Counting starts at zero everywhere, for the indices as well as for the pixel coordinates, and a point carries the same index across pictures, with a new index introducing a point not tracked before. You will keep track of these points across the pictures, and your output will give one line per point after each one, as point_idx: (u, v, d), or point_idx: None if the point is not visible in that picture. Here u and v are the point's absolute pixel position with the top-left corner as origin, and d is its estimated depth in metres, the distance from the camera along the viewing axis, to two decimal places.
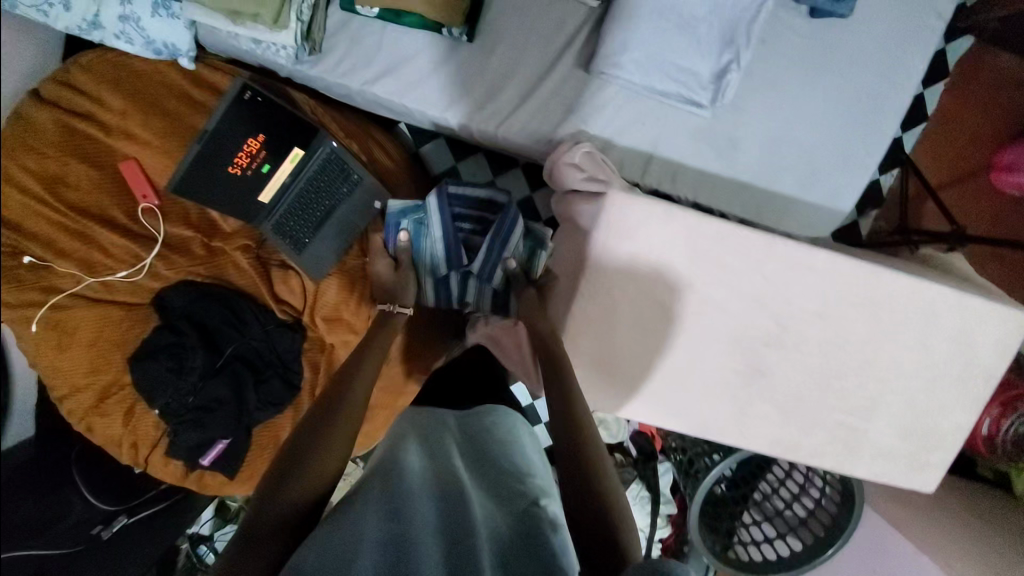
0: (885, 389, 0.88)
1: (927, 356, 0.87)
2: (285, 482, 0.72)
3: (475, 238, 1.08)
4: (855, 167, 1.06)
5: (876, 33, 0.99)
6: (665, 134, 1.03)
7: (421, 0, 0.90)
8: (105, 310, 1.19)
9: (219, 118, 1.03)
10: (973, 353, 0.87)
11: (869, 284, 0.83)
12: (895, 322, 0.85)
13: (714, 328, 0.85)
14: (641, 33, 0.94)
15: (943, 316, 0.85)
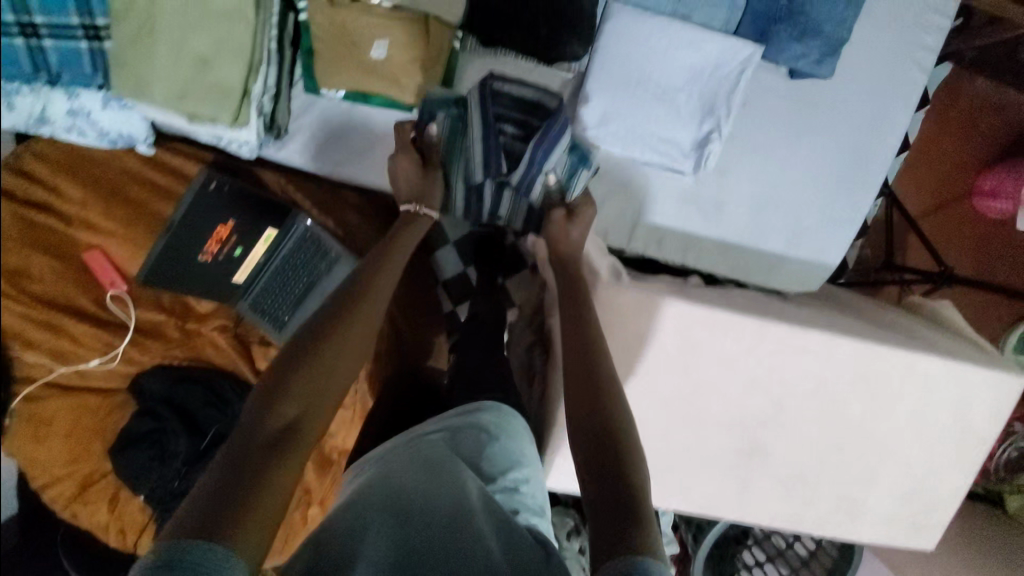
0: (884, 457, 0.87)
1: (923, 423, 0.86)
2: (280, 394, 0.64)
3: (517, 144, 0.90)
4: (841, 222, 1.05)
5: (856, 92, 0.98)
6: (650, 199, 1.01)
7: (390, 84, 0.90)
8: (81, 397, 1.15)
9: (185, 208, 0.97)
10: (968, 418, 0.87)
11: (864, 362, 0.82)
12: (890, 394, 0.84)
13: (712, 409, 0.84)
14: (619, 106, 0.93)
15: (937, 385, 0.85)
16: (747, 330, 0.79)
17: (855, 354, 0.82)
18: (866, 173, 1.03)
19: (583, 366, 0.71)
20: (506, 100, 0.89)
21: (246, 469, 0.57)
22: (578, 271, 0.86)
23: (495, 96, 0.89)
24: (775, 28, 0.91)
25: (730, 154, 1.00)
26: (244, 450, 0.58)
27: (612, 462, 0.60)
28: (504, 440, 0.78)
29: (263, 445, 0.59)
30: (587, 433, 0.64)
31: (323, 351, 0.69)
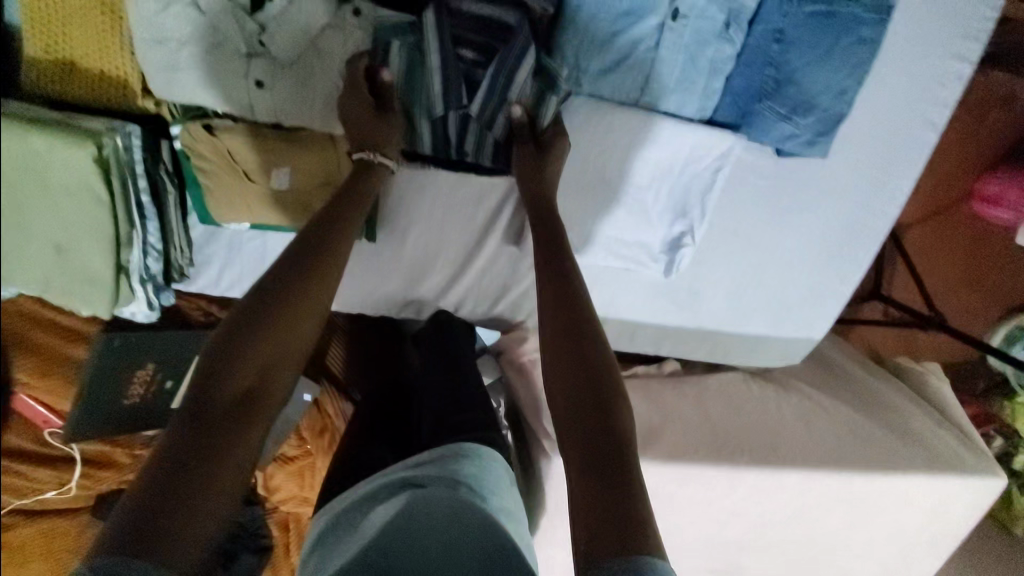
0: (860, 561, 0.87)
1: (901, 530, 0.85)
2: (229, 375, 0.48)
3: (481, 73, 0.68)
4: (828, 296, 0.96)
5: (853, 161, 0.85)
6: (618, 297, 0.91)
7: (298, 213, 0.75)
8: (49, 524, 1.10)
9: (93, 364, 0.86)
10: (946, 519, 0.85)
11: (840, 487, 0.80)
12: (868, 510, 0.82)
13: (686, 544, 0.81)
14: (578, 211, 0.79)
15: (915, 498, 0.82)
16: (717, 479, 0.76)
17: (830, 483, 0.79)
18: (857, 247, 0.92)
19: (558, 326, 0.55)
20: (468, 30, 0.65)
21: (179, 483, 0.41)
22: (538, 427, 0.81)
23: (453, 21, 0.65)
24: (761, 108, 0.75)
25: (708, 243, 0.88)
26: (179, 445, 0.43)
27: (599, 436, 0.47)
28: (490, 490, 0.60)
29: (197, 435, 0.43)
30: (564, 401, 0.50)
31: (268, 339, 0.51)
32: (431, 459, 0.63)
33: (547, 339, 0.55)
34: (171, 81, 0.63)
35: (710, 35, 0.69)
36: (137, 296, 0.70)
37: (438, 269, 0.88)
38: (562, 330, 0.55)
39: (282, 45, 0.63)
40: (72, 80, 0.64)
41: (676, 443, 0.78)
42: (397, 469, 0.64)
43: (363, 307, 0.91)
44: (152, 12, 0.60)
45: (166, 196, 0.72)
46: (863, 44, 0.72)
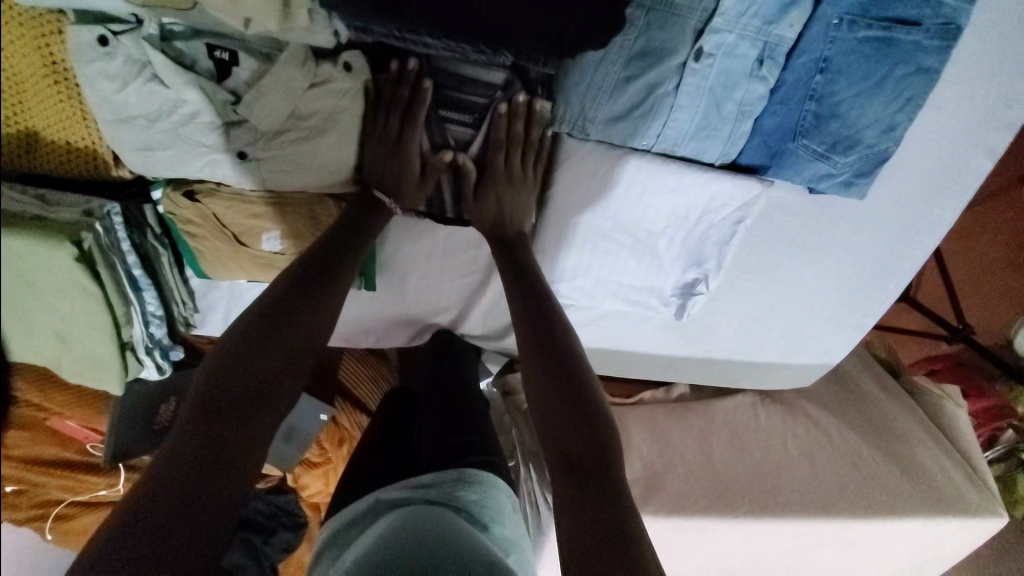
0: None
1: (890, 565, 0.87)
2: (240, 364, 0.51)
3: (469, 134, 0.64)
4: (850, 328, 0.92)
5: (895, 193, 0.76)
6: (626, 334, 0.88)
7: None
8: (105, 513, 1.23)
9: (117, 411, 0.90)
10: (940, 556, 0.87)
11: (836, 530, 0.82)
12: (862, 550, 0.84)
13: None
14: (583, 262, 0.75)
15: (909, 538, 0.84)
16: (718, 527, 0.79)
17: (832, 528, 0.82)
18: (887, 281, 0.86)
19: (543, 336, 0.57)
20: (453, 90, 0.61)
21: (195, 467, 0.43)
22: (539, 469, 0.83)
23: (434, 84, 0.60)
24: (796, 147, 0.65)
25: (725, 282, 0.83)
26: (191, 456, 0.44)
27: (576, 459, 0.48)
28: (492, 519, 0.62)
29: (217, 420, 0.46)
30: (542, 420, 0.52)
31: (270, 351, 0.53)
32: (438, 482, 0.64)
33: (534, 356, 0.56)
34: (149, 163, 0.57)
35: (741, 74, 0.59)
36: (147, 364, 0.71)
37: (441, 310, 0.87)
38: (555, 342, 0.57)
39: (261, 115, 0.57)
40: (39, 157, 0.59)
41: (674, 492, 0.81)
42: (397, 490, 0.65)
43: (368, 345, 0.91)
44: (109, 91, 0.53)
45: (160, 260, 0.69)
46: (922, 73, 0.61)
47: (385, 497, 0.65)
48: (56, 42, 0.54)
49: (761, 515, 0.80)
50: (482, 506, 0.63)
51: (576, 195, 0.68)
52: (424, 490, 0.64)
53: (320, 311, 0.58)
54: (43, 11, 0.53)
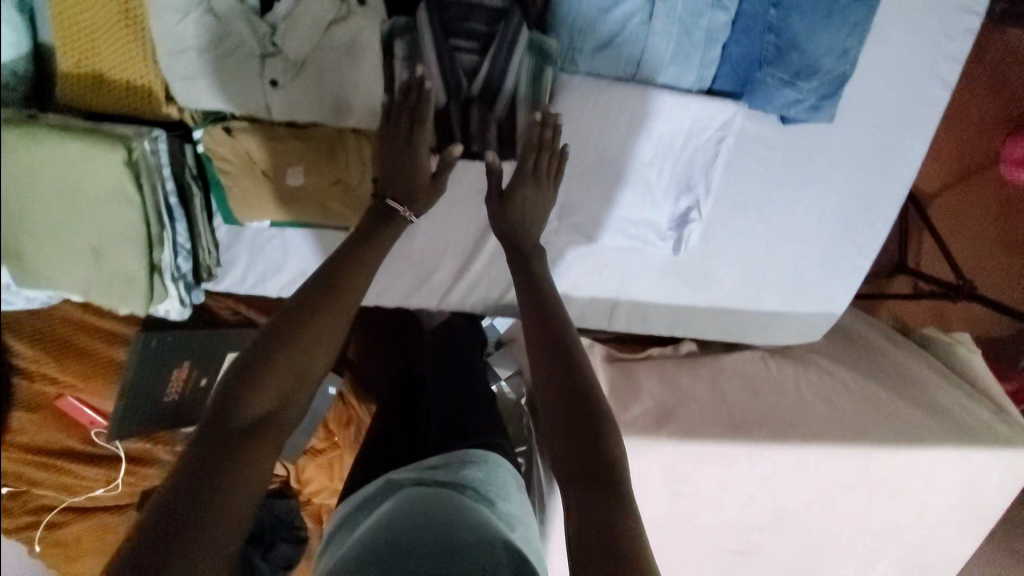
0: (885, 540, 0.86)
1: (924, 508, 0.84)
2: (244, 387, 0.50)
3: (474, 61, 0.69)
4: (847, 271, 0.94)
5: (865, 126, 0.83)
6: (629, 279, 0.91)
7: (316, 210, 0.77)
8: (100, 518, 1.17)
9: (130, 375, 0.92)
10: (977, 497, 0.84)
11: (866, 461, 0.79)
12: (896, 485, 0.82)
13: (702, 526, 0.83)
14: (581, 194, 0.80)
15: (942, 472, 0.81)
16: (737, 456, 0.76)
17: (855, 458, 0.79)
18: (874, 217, 0.90)
19: (550, 340, 0.57)
20: (461, 21, 0.68)
21: (196, 489, 0.43)
22: None
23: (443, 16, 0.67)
24: (763, 75, 0.73)
25: (716, 218, 0.87)
26: (190, 484, 0.43)
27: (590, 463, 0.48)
28: (499, 495, 0.60)
29: (214, 446, 0.46)
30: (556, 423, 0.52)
31: (276, 367, 0.52)
32: (443, 461, 0.63)
33: (545, 358, 0.56)
34: (191, 90, 0.66)
35: (703, 5, 0.70)
36: (170, 297, 0.75)
37: (447, 262, 0.90)
38: (560, 343, 0.56)
39: (292, 44, 0.67)
40: (100, 91, 0.68)
41: (690, 423, 0.80)
42: (405, 472, 0.63)
43: (381, 302, 0.93)
44: (172, 25, 0.64)
45: (193, 200, 0.76)
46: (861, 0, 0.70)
47: (394, 476, 0.63)
48: None
49: (785, 446, 0.77)
50: (488, 483, 0.61)
51: (570, 125, 0.75)
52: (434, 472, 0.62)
53: (330, 320, 0.57)
54: None
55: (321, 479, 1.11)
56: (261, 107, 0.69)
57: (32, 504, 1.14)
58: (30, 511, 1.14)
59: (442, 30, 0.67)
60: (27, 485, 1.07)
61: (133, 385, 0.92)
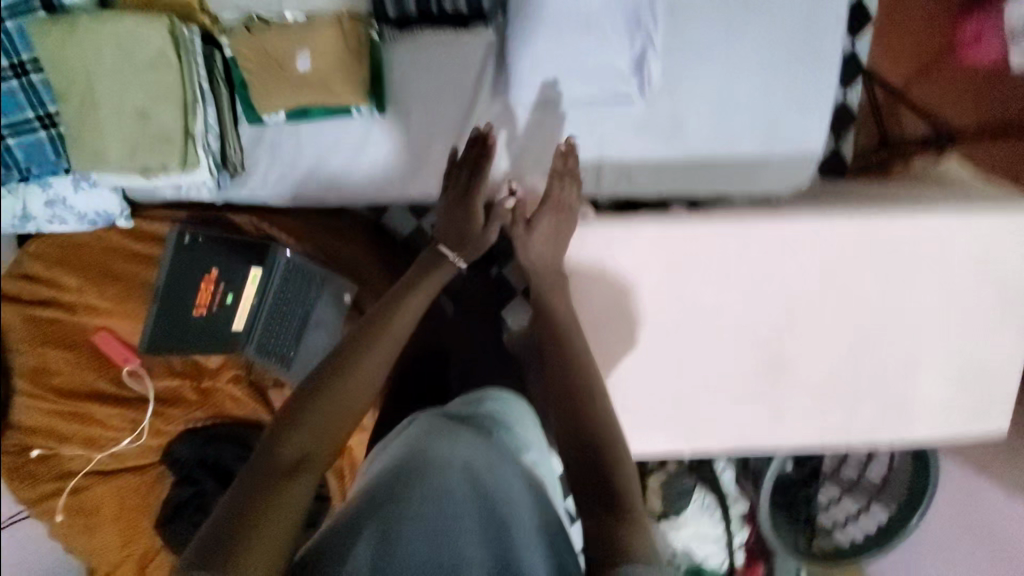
0: (921, 340, 0.82)
1: (949, 290, 0.80)
2: (300, 414, 0.66)
3: None
4: (813, 107, 1.00)
5: None
6: (608, 137, 0.99)
7: (323, 90, 0.90)
8: (121, 481, 1.13)
9: (167, 273, 1.00)
10: (1003, 275, 0.80)
11: (869, 233, 0.78)
12: (910, 266, 0.79)
13: (717, 335, 0.80)
14: (546, 48, 0.90)
15: (952, 252, 0.79)
16: (728, 235, 0.77)
17: (854, 228, 0.77)
18: (824, 52, 0.98)
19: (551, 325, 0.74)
20: None
21: (254, 490, 0.59)
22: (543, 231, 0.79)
23: None
24: None
25: (676, 69, 0.97)
26: (245, 495, 0.59)
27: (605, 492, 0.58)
28: (514, 423, 0.70)
29: (269, 467, 0.62)
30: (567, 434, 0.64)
31: (327, 400, 0.68)
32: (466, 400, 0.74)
33: (555, 387, 0.69)
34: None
35: None
36: (200, 164, 0.86)
37: (441, 143, 0.99)
38: (567, 333, 0.73)
39: None
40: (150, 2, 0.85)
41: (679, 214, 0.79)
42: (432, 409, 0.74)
43: (386, 190, 1.01)
44: None
45: (222, 95, 0.91)
46: None
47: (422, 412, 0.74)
48: None
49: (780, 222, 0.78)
50: (504, 416, 0.70)
51: None
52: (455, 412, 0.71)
53: (383, 337, 0.75)
54: None
55: None
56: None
57: (59, 470, 1.11)
58: (55, 478, 1.11)
59: None
60: (60, 434, 1.09)
61: (169, 294, 1.01)
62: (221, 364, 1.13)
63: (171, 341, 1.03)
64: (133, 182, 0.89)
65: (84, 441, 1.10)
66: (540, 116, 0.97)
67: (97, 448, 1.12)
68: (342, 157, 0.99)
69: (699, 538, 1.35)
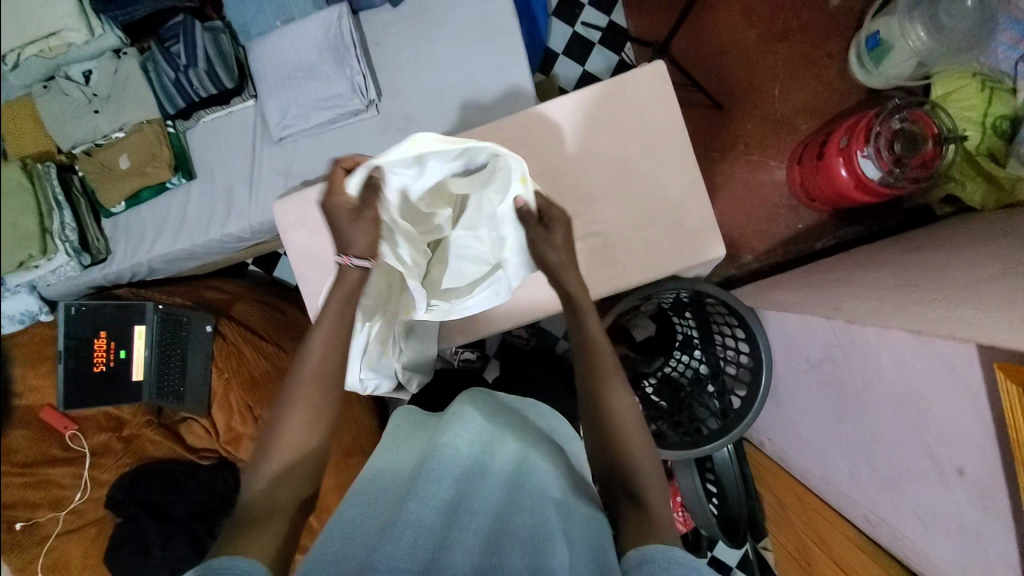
0: (631, 211, 0.95)
1: (658, 165, 0.95)
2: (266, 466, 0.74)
3: (175, 45, 1.20)
4: (511, 68, 1.21)
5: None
6: (355, 137, 1.23)
7: (135, 176, 1.23)
8: (82, 532, 1.35)
9: (64, 337, 1.30)
10: (685, 145, 0.95)
11: (504, 137, 0.97)
12: (552, 157, 0.96)
13: None
14: (286, 97, 1.21)
15: (597, 125, 0.96)
16: None
17: (482, 134, 0.97)
18: (501, 27, 1.21)
19: (585, 355, 0.85)
20: (173, 44, 1.21)
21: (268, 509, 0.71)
22: (286, 226, 0.99)
23: (164, 46, 1.22)
24: None
25: (392, 79, 1.24)
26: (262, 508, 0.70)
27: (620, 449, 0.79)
28: (527, 444, 0.90)
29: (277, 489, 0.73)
30: (589, 368, 0.84)
31: (281, 442, 0.76)
32: (476, 410, 0.94)
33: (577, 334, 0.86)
34: (58, 127, 1.22)
35: None
36: (59, 251, 1.21)
37: (240, 183, 1.26)
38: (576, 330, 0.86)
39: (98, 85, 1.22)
40: (21, 152, 1.24)
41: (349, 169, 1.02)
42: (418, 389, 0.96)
43: (216, 239, 1.27)
44: (51, 111, 1.21)
45: (80, 207, 1.27)
46: None
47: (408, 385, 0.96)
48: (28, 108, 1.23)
49: None
50: (500, 476, 0.83)
51: (265, 57, 1.22)
52: (530, 451, 0.89)
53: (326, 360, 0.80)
54: (23, 102, 1.23)
55: (221, 413, 1.35)
56: (92, 124, 1.22)
57: (38, 536, 1.32)
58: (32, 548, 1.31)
59: (161, 45, 1.21)
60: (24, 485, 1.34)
61: (80, 360, 1.31)
62: (134, 413, 1.41)
63: (76, 393, 1.32)
64: (64, 284, 1.33)
65: (46, 504, 1.33)
66: (303, 143, 1.24)
67: (58, 508, 1.34)
68: (179, 222, 1.29)
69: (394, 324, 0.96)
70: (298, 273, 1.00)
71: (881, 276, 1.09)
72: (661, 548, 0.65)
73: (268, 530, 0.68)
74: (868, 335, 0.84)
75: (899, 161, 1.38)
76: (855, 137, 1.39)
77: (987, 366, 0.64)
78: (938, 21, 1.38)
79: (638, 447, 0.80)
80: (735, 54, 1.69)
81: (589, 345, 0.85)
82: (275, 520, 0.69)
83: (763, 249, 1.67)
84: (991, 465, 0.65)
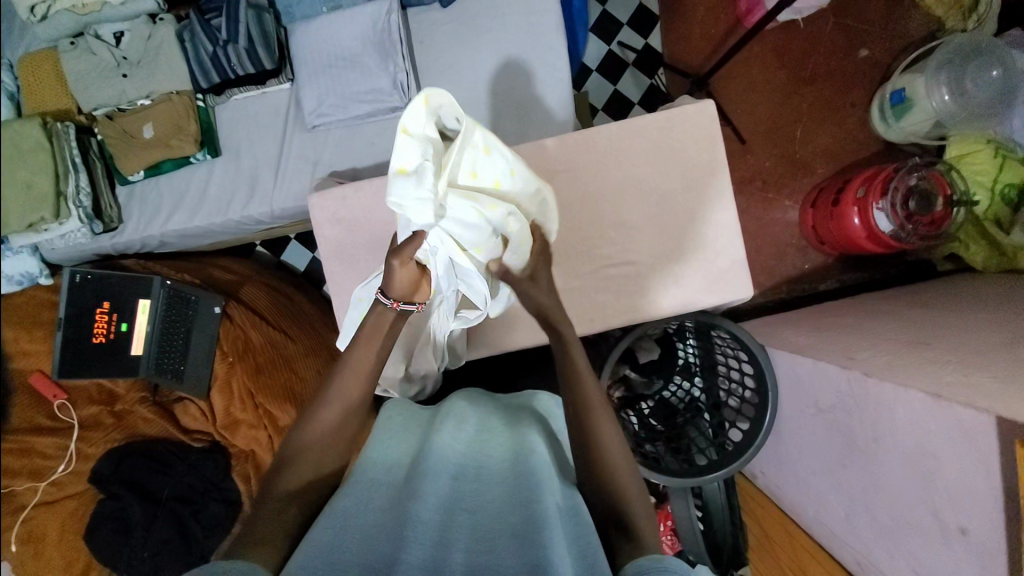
0: (666, 243, 0.96)
1: (695, 201, 0.97)
2: (283, 473, 0.76)
3: (216, 19, 1.18)
4: (554, 83, 1.21)
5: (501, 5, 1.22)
6: (390, 133, 1.22)
7: (158, 147, 1.20)
8: (60, 506, 1.30)
9: (65, 304, 1.26)
10: (724, 183, 0.96)
11: (550, 155, 0.97)
12: (594, 181, 0.97)
13: None
14: (324, 85, 1.19)
15: (641, 154, 0.97)
16: None
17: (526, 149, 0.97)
18: (548, 41, 1.21)
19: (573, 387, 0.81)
20: (214, 18, 1.18)
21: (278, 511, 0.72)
22: (319, 220, 0.98)
23: (203, 18, 1.19)
24: None
25: (433, 80, 1.23)
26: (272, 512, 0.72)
27: (612, 487, 0.76)
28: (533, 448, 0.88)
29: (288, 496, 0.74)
30: (576, 411, 0.80)
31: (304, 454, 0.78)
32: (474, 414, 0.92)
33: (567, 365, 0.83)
34: (82, 87, 1.18)
35: None
36: (71, 216, 1.16)
37: (266, 166, 1.24)
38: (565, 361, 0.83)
39: (127, 50, 1.18)
40: (39, 108, 1.20)
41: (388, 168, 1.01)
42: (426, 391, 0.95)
43: (234, 220, 1.24)
44: (77, 71, 1.17)
45: (96, 172, 1.23)
46: None
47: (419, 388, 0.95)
48: (51, 65, 1.19)
49: None
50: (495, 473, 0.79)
51: (305, 43, 1.19)
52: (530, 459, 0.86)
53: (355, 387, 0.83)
54: (47, 58, 1.19)
55: (219, 397, 1.32)
56: (117, 88, 1.18)
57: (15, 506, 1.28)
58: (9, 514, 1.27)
59: (200, 16, 1.18)
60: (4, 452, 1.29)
61: (78, 328, 1.27)
62: (128, 389, 1.37)
63: (71, 362, 1.27)
64: (69, 250, 1.29)
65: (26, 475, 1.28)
66: (335, 134, 1.22)
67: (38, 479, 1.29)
68: (198, 198, 1.25)
69: (421, 328, 0.96)
70: (326, 269, 0.98)
71: (889, 329, 1.13)
72: (655, 558, 0.63)
73: (272, 532, 0.69)
74: (885, 391, 0.86)
75: (911, 216, 1.42)
76: (874, 186, 1.43)
77: (1003, 440, 0.67)
78: (962, 86, 1.43)
79: (621, 470, 0.78)
80: (763, 92, 1.72)
81: (575, 368, 0.83)
82: (278, 524, 0.70)
83: (770, 284, 1.71)
84: (995, 533, 0.68)
